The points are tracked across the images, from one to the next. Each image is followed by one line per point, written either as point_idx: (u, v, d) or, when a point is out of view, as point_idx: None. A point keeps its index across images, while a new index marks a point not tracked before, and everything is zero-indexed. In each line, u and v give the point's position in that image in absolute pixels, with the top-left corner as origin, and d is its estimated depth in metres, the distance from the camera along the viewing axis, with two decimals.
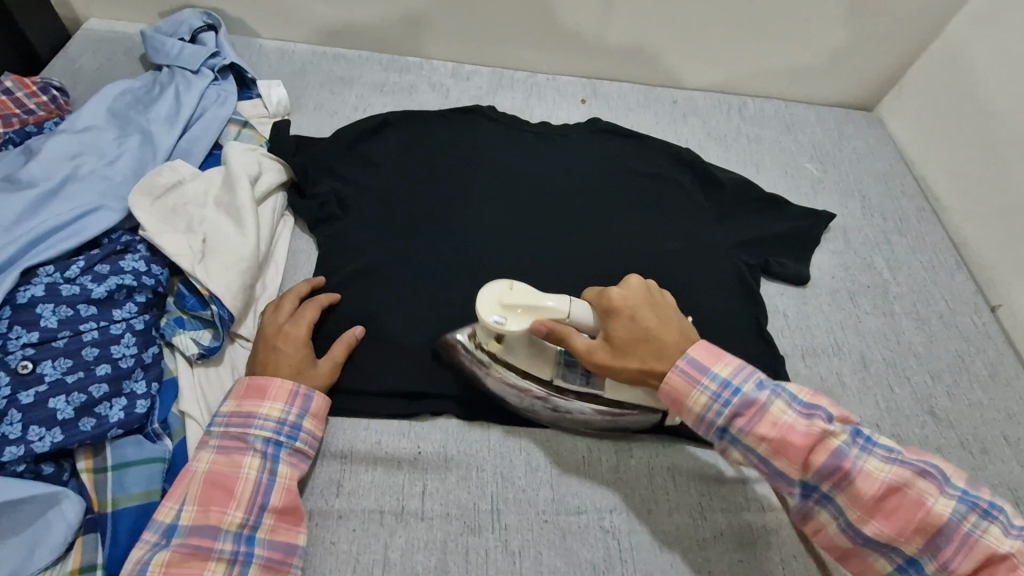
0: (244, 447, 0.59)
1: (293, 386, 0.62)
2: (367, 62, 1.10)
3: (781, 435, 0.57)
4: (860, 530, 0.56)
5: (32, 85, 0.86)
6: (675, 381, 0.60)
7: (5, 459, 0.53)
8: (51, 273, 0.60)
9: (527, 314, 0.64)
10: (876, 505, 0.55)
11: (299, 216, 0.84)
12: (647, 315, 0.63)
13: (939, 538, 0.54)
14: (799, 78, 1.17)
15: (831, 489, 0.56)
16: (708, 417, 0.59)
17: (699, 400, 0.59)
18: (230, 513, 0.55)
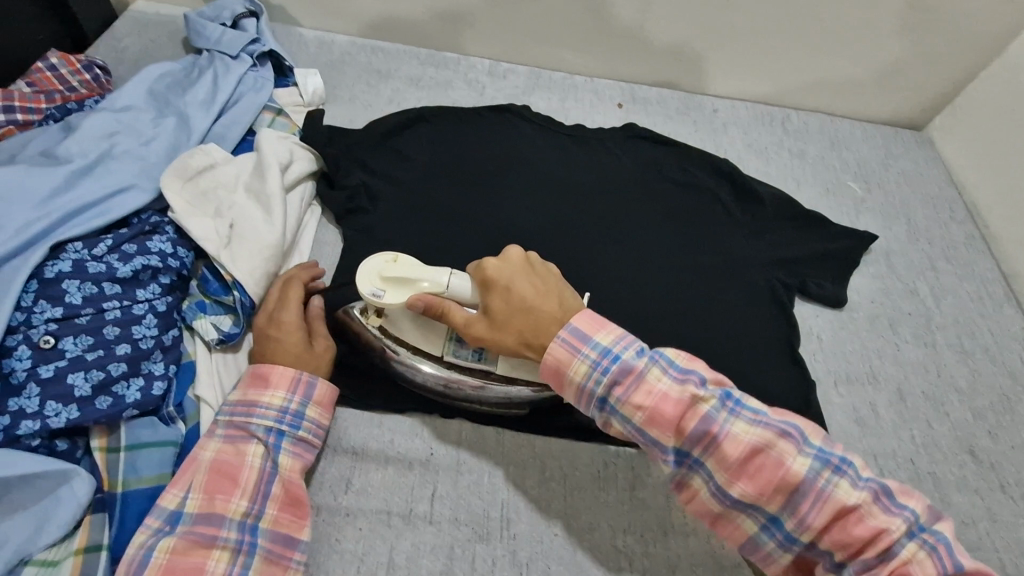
0: (248, 435, 0.58)
1: (295, 372, 0.61)
2: (404, 55, 1.10)
3: (655, 403, 0.55)
4: (727, 493, 0.54)
5: (76, 62, 0.88)
6: (554, 351, 0.58)
7: (21, 432, 0.52)
8: (79, 249, 0.60)
9: (404, 288, 0.62)
10: (740, 468, 0.53)
11: (327, 206, 0.84)
12: (522, 287, 0.61)
13: (797, 497, 0.53)
14: (847, 94, 1.13)
15: (701, 455, 0.55)
16: (588, 386, 0.57)
17: (580, 369, 0.57)
18: (232, 501, 0.55)
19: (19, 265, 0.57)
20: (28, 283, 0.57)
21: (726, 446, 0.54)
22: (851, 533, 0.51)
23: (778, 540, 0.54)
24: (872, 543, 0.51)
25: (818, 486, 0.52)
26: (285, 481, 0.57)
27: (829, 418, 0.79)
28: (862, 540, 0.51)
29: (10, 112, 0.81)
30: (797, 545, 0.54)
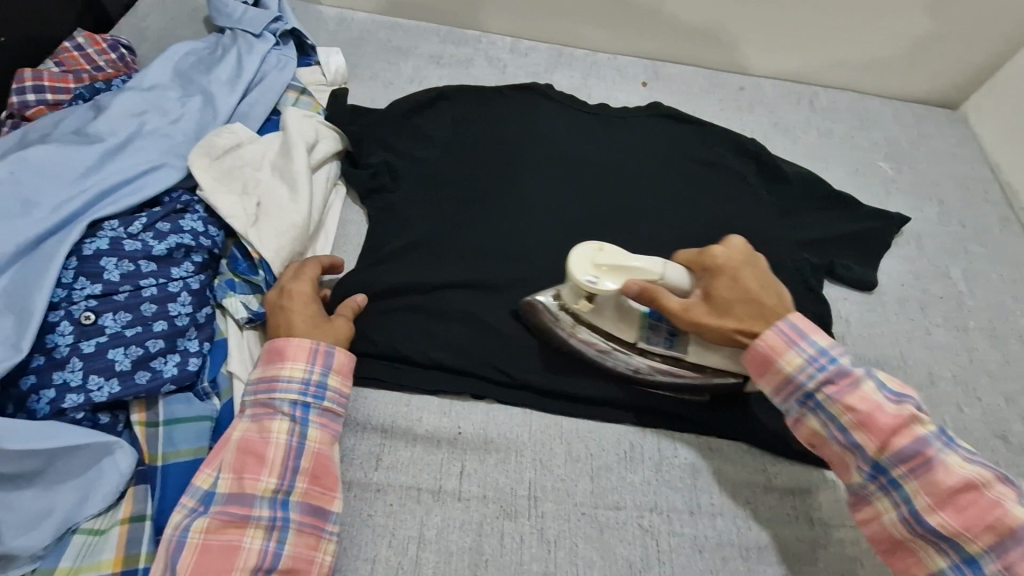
0: (272, 412, 0.58)
1: (312, 343, 0.60)
2: (425, 33, 1.08)
3: (869, 410, 0.57)
4: (925, 521, 0.55)
5: (102, 42, 0.89)
6: (769, 338, 0.62)
7: (66, 405, 0.53)
8: (116, 227, 0.61)
9: (617, 273, 0.63)
10: (950, 496, 0.54)
11: (351, 186, 0.84)
12: (748, 278, 0.65)
13: (966, 509, 0.53)
14: (878, 71, 1.09)
15: (904, 474, 0.56)
16: (798, 378, 0.60)
17: (792, 359, 0.61)
18: (262, 479, 0.55)
19: (58, 242, 0.58)
20: (68, 260, 0.58)
21: (852, 399, 0.58)
22: (977, 508, 0.53)
23: (902, 508, 0.56)
24: (992, 519, 0.52)
25: (941, 456, 0.55)
26: (313, 454, 0.57)
27: None
28: (987, 516, 0.52)
29: (40, 92, 0.82)
30: (908, 509, 0.56)
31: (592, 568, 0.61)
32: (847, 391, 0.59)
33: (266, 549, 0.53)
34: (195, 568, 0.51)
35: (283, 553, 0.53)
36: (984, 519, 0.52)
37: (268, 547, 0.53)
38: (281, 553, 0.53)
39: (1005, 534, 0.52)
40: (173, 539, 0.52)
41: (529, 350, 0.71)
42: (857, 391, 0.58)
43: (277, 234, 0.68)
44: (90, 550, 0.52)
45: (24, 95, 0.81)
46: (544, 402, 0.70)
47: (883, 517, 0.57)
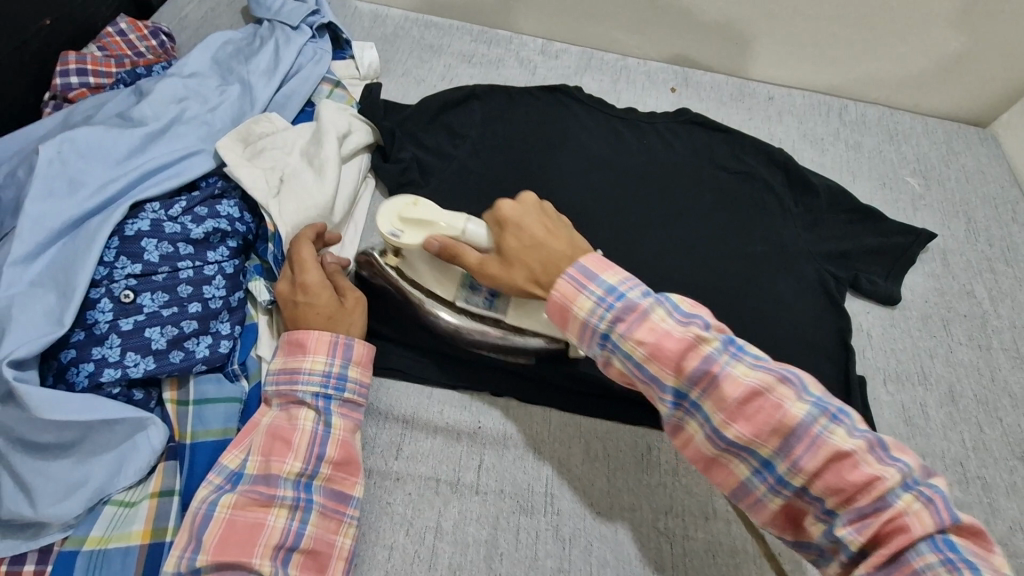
0: (298, 402, 0.59)
1: (332, 336, 0.60)
2: (457, 31, 1.10)
3: (655, 339, 0.51)
4: (722, 435, 0.49)
5: (143, 28, 0.91)
6: (561, 287, 0.55)
7: (103, 380, 0.55)
8: (156, 209, 0.63)
9: (422, 229, 0.63)
10: (738, 409, 0.48)
11: (381, 179, 0.85)
12: (536, 226, 0.61)
13: (791, 438, 0.47)
14: (910, 86, 1.09)
15: (699, 398, 0.50)
16: (591, 322, 0.54)
17: (585, 303, 0.54)
18: (286, 462, 0.55)
19: (101, 222, 0.59)
20: (110, 240, 0.60)
21: (722, 387, 0.49)
22: (843, 479, 0.45)
23: (764, 478, 0.49)
24: (864, 492, 0.45)
25: (808, 427, 0.47)
26: (334, 441, 0.57)
27: (876, 415, 0.78)
28: (854, 488, 0.45)
29: (82, 75, 0.84)
30: (787, 489, 0.48)
31: (606, 568, 0.62)
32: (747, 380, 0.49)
33: (290, 528, 0.54)
34: (221, 543, 0.51)
35: (305, 533, 0.54)
36: (846, 488, 0.45)
37: (291, 526, 0.53)
38: (303, 533, 0.54)
39: (873, 504, 0.45)
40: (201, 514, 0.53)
41: None
42: (691, 328, 0.51)
43: (306, 221, 0.69)
44: (122, 520, 0.54)
45: (68, 78, 0.84)
46: (565, 402, 0.70)
47: (763, 502, 0.50)
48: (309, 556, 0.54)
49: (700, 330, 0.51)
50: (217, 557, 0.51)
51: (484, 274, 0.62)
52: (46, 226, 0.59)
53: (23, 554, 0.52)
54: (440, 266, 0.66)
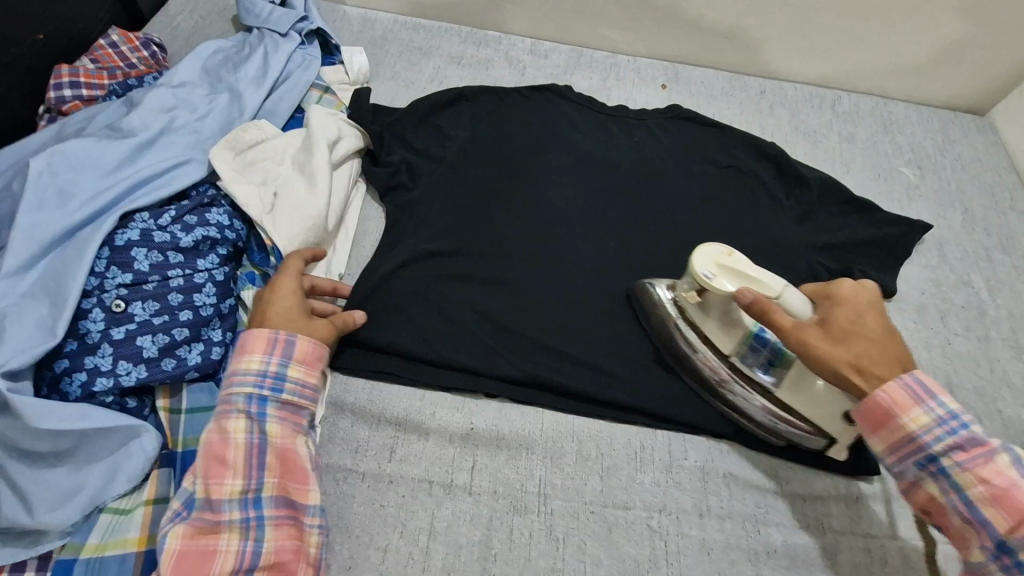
0: (228, 410, 0.57)
1: (270, 334, 0.59)
2: (447, 33, 1.10)
3: (964, 448, 0.53)
4: (973, 508, 0.52)
5: (134, 40, 0.92)
6: (891, 391, 0.56)
7: (97, 388, 0.56)
8: (146, 219, 0.63)
9: (740, 281, 0.63)
10: (985, 483, 0.52)
11: (371, 183, 0.85)
12: (874, 319, 0.60)
13: (1023, 504, 0.51)
14: (903, 76, 1.08)
15: (951, 470, 0.53)
16: (923, 439, 0.54)
17: (919, 416, 0.55)
18: (226, 481, 0.55)
19: (92, 232, 0.60)
20: (101, 250, 0.60)
21: (906, 416, 0.55)
22: (1002, 485, 0.52)
23: (951, 497, 0.54)
24: (1019, 495, 0.51)
25: (987, 446, 0.53)
26: (274, 449, 0.57)
27: None
28: (1004, 488, 0.51)
29: (76, 87, 0.85)
30: (968, 511, 0.53)
31: (599, 566, 0.62)
32: (904, 401, 0.55)
33: (244, 549, 0.54)
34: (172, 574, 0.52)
35: (261, 550, 0.54)
36: (1017, 501, 0.51)
37: (244, 547, 0.54)
38: (259, 550, 0.54)
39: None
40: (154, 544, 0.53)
41: (539, 350, 0.72)
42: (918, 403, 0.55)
43: (293, 225, 0.69)
44: (117, 527, 0.55)
45: (61, 91, 0.85)
46: (556, 402, 0.70)
47: (947, 514, 0.54)
48: (269, 569, 0.54)
49: (924, 405, 0.55)
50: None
51: (801, 342, 0.60)
52: (38, 238, 0.60)
53: (22, 561, 0.53)
54: (726, 320, 0.67)
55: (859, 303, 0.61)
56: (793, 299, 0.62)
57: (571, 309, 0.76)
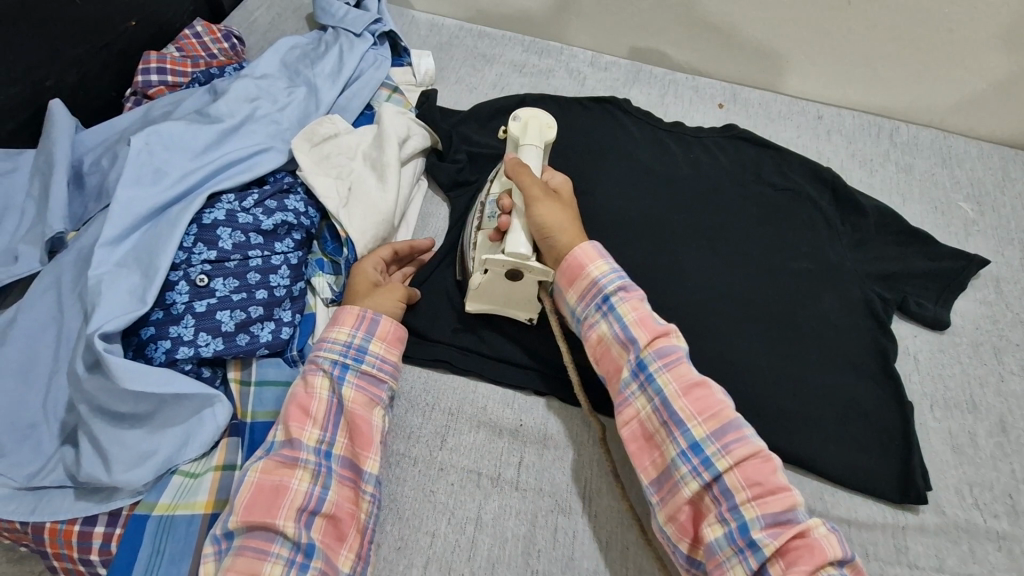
0: (315, 369, 0.62)
1: (360, 311, 0.65)
2: (510, 42, 1.13)
3: (639, 315, 0.63)
4: (668, 404, 0.59)
5: (217, 31, 0.97)
6: (581, 249, 0.65)
7: (178, 356, 0.59)
8: (231, 201, 0.67)
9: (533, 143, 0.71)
10: (685, 388, 0.59)
11: (434, 180, 0.88)
12: (569, 216, 0.67)
13: (726, 428, 0.57)
14: (966, 110, 1.07)
15: (658, 367, 0.60)
16: (601, 282, 0.64)
17: (600, 267, 0.65)
18: (303, 428, 0.58)
19: (183, 210, 0.64)
20: (189, 226, 0.64)
21: (675, 369, 0.60)
22: (762, 477, 0.54)
23: (653, 401, 0.60)
24: (776, 496, 0.54)
25: (746, 430, 0.57)
26: (351, 411, 0.60)
27: (923, 441, 0.77)
28: (768, 488, 0.54)
29: (162, 73, 0.90)
30: (708, 472, 0.56)
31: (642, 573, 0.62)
32: (640, 308, 0.63)
33: (312, 493, 0.56)
34: (248, 505, 0.54)
35: (325, 499, 0.56)
36: (766, 488, 0.54)
37: (314, 491, 0.56)
38: (325, 498, 0.56)
39: (784, 511, 0.53)
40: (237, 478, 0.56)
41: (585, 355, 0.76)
42: (669, 324, 0.63)
43: (365, 217, 0.73)
44: (188, 490, 0.58)
45: (149, 76, 0.89)
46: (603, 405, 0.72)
47: (682, 486, 0.57)
48: (329, 521, 0.56)
49: (672, 329, 0.63)
50: (245, 518, 0.54)
51: (540, 196, 0.65)
52: (134, 211, 0.64)
53: (94, 516, 0.56)
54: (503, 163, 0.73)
55: (571, 203, 0.70)
56: (537, 163, 0.70)
57: None
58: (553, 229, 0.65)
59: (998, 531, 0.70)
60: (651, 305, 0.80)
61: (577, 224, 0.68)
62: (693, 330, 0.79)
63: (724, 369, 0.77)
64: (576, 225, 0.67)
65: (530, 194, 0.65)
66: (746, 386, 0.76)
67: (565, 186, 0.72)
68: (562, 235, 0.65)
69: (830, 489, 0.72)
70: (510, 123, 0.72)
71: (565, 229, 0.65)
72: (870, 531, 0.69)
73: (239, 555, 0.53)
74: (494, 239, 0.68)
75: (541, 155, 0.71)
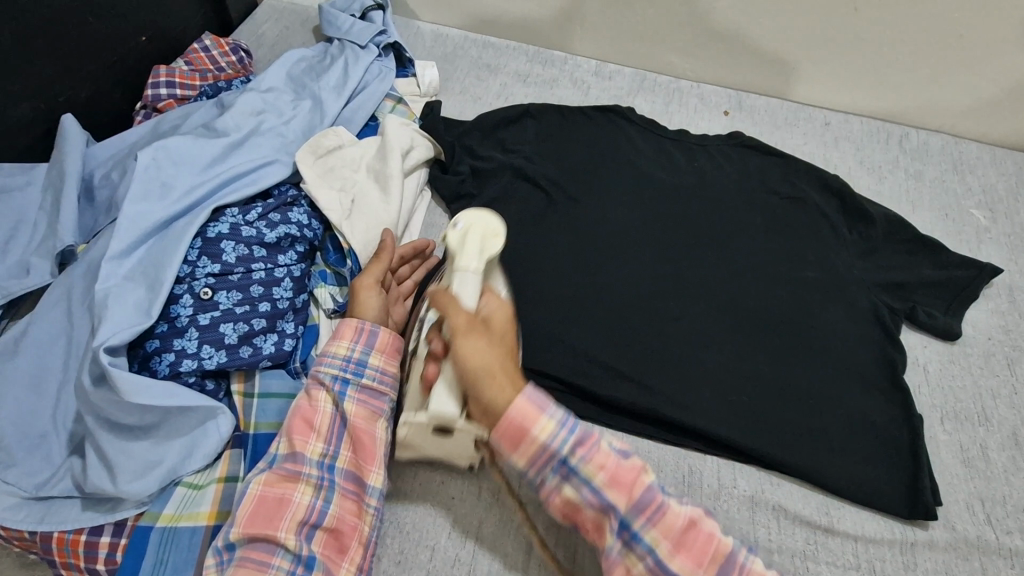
0: (318, 382, 0.62)
1: (358, 323, 0.64)
2: (514, 51, 1.13)
3: (609, 472, 0.54)
4: (665, 565, 0.53)
5: (225, 45, 0.99)
6: (521, 408, 0.54)
7: (182, 369, 0.60)
8: (235, 214, 0.68)
9: (476, 246, 0.64)
10: (677, 539, 0.54)
11: (437, 191, 0.88)
12: (494, 348, 0.57)
13: (724, 570, 0.54)
14: (978, 115, 1.05)
15: (642, 526, 0.54)
16: (552, 448, 0.54)
17: (547, 428, 0.54)
18: (304, 442, 0.59)
19: (188, 223, 0.65)
20: (194, 240, 0.65)
21: (660, 516, 0.54)
22: None
23: (647, 559, 0.53)
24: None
25: (740, 558, 0.55)
26: (353, 425, 0.61)
27: (932, 454, 0.75)
28: None
29: (171, 87, 0.92)
30: None
31: None
32: (609, 462, 0.55)
33: (314, 506, 0.57)
34: (251, 517, 0.55)
35: (327, 512, 0.57)
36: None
37: (316, 505, 0.57)
38: (327, 511, 0.57)
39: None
40: (240, 490, 0.57)
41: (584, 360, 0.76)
42: (638, 464, 0.56)
43: (367, 230, 0.73)
44: (190, 501, 0.58)
45: (158, 90, 0.91)
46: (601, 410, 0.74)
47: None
48: (330, 534, 0.56)
49: (643, 465, 0.56)
50: (247, 529, 0.54)
51: (460, 340, 0.56)
52: (141, 225, 0.65)
53: (100, 526, 0.57)
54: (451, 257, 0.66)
55: (505, 336, 0.59)
56: (467, 283, 0.61)
57: (623, 321, 0.79)
58: (474, 376, 0.55)
59: (1011, 548, 0.69)
60: (654, 315, 0.80)
61: (511, 369, 0.57)
62: (697, 340, 0.78)
63: (729, 382, 0.76)
64: (508, 369, 0.56)
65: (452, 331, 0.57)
66: (751, 398, 0.75)
67: (506, 318, 0.61)
68: (487, 383, 0.54)
69: (836, 503, 0.71)
70: (448, 231, 0.66)
71: (483, 390, 0.55)
72: (878, 547, 0.68)
73: (241, 566, 0.53)
74: (422, 391, 0.61)
75: (474, 270, 0.62)
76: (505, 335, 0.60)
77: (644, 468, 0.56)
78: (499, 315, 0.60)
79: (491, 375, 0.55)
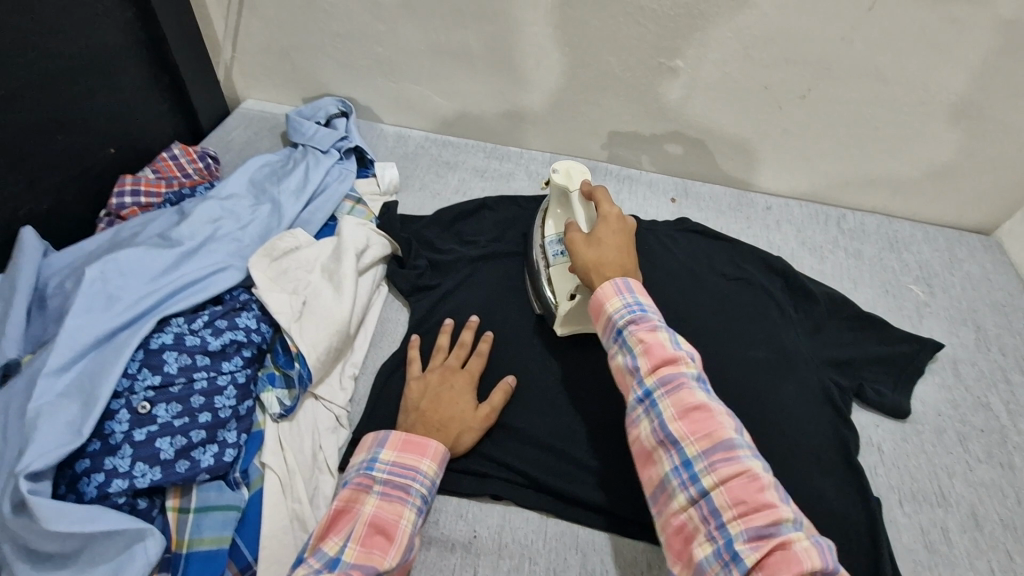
0: (404, 497, 0.62)
1: (446, 450, 0.67)
2: (472, 149, 1.20)
3: (719, 473, 0.54)
4: None
5: (193, 152, 1.04)
6: (608, 298, 0.66)
7: (111, 489, 0.58)
8: (180, 324, 0.69)
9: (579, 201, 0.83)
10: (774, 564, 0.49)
11: (394, 285, 0.90)
12: (608, 247, 0.71)
13: None
14: (908, 197, 1.12)
15: (742, 543, 0.50)
16: (658, 434, 0.58)
17: (649, 414, 0.59)
18: (388, 558, 0.58)
19: (130, 336, 0.65)
20: (135, 352, 0.65)
21: (731, 482, 0.53)
22: None
23: None
24: None
25: None
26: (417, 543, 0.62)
27: (893, 538, 0.74)
28: None
29: (136, 195, 0.95)
30: None
31: None
32: (709, 458, 0.55)
33: None
34: None
35: None
36: None
37: None
38: None
39: (770, 525, 0.50)
40: None
41: (540, 457, 0.74)
42: (755, 471, 0.53)
43: (319, 330, 0.74)
44: None
45: (123, 198, 0.95)
46: (562, 511, 0.70)
47: None
48: None
49: (761, 475, 0.53)
50: None
51: (570, 240, 0.74)
52: (80, 339, 0.65)
53: None
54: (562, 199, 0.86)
55: (624, 230, 0.74)
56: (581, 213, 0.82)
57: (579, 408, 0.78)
58: (591, 266, 0.70)
59: None
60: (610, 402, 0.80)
61: (626, 258, 0.71)
62: None
63: None
64: (620, 263, 0.71)
65: (568, 243, 0.74)
66: None
67: (618, 219, 0.75)
68: (600, 271, 0.70)
69: None
70: (552, 176, 0.85)
71: (595, 276, 0.70)
72: None
73: None
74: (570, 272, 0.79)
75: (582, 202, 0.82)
76: (623, 227, 0.74)
77: (776, 487, 0.53)
78: (603, 198, 0.78)
79: (606, 242, 0.72)
